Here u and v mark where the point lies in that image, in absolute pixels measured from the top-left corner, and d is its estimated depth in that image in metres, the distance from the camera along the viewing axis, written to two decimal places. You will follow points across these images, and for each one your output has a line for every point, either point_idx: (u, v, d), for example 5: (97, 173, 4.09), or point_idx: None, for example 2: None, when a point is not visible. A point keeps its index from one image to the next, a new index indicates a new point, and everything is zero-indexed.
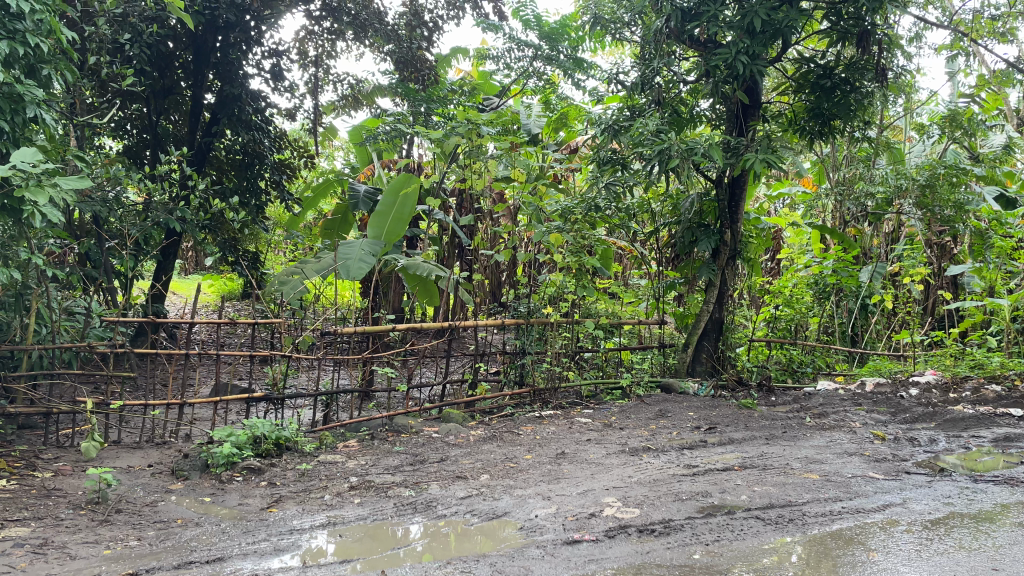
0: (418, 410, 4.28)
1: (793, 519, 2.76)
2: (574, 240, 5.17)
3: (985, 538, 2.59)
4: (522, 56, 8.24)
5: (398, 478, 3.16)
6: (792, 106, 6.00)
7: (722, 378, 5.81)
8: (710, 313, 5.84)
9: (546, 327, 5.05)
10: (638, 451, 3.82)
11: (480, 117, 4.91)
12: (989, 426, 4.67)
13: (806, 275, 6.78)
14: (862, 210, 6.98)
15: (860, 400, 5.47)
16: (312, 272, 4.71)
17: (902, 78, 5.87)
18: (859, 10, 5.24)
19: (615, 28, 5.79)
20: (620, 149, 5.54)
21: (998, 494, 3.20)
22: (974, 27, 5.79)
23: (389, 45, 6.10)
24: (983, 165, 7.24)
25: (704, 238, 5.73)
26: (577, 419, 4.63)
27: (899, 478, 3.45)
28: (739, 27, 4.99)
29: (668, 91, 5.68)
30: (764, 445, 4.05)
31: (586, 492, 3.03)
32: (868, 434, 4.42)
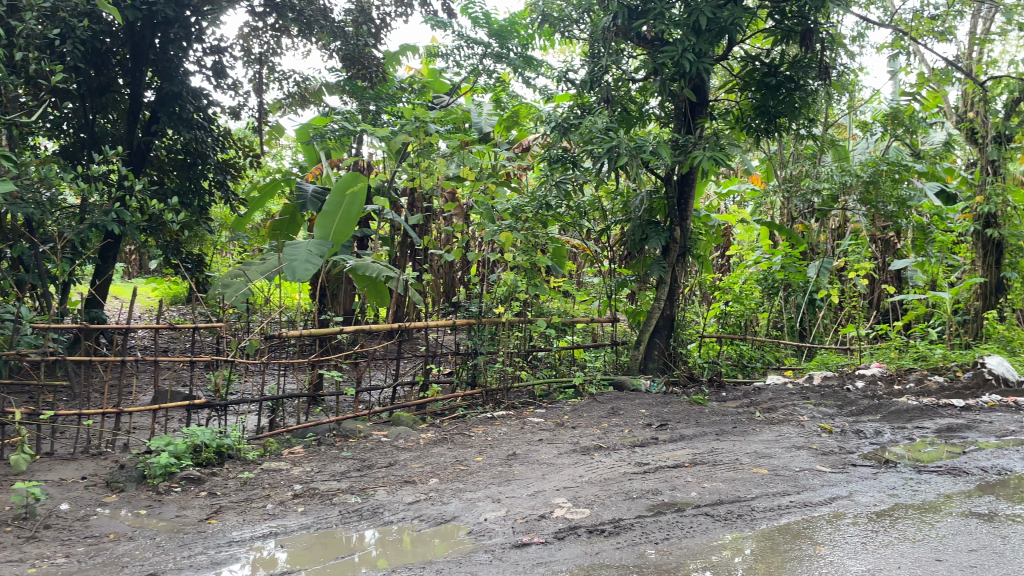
0: (367, 414, 4.20)
1: (742, 514, 2.76)
2: (525, 240, 5.06)
3: (929, 529, 2.62)
4: (472, 54, 8.16)
5: (343, 485, 3.08)
6: (738, 103, 6.06)
7: (673, 374, 5.85)
8: (662, 310, 5.86)
9: (497, 326, 4.99)
10: (589, 450, 3.80)
11: (428, 114, 4.81)
12: (932, 416, 4.78)
13: (755, 271, 6.87)
14: (808, 206, 7.09)
15: (808, 393, 5.54)
16: (256, 273, 4.57)
17: (845, 76, 5.96)
18: (803, 9, 5.32)
19: (564, 26, 5.78)
20: (571, 147, 5.50)
21: (941, 484, 3.25)
22: (914, 26, 5.91)
23: (336, 42, 5.99)
24: (925, 161, 7.34)
25: (655, 236, 5.73)
26: (529, 419, 4.60)
27: (846, 470, 3.49)
28: (685, 25, 5.01)
29: (617, 88, 5.66)
30: (715, 441, 4.06)
31: (536, 493, 2.99)
32: (816, 428, 4.47)
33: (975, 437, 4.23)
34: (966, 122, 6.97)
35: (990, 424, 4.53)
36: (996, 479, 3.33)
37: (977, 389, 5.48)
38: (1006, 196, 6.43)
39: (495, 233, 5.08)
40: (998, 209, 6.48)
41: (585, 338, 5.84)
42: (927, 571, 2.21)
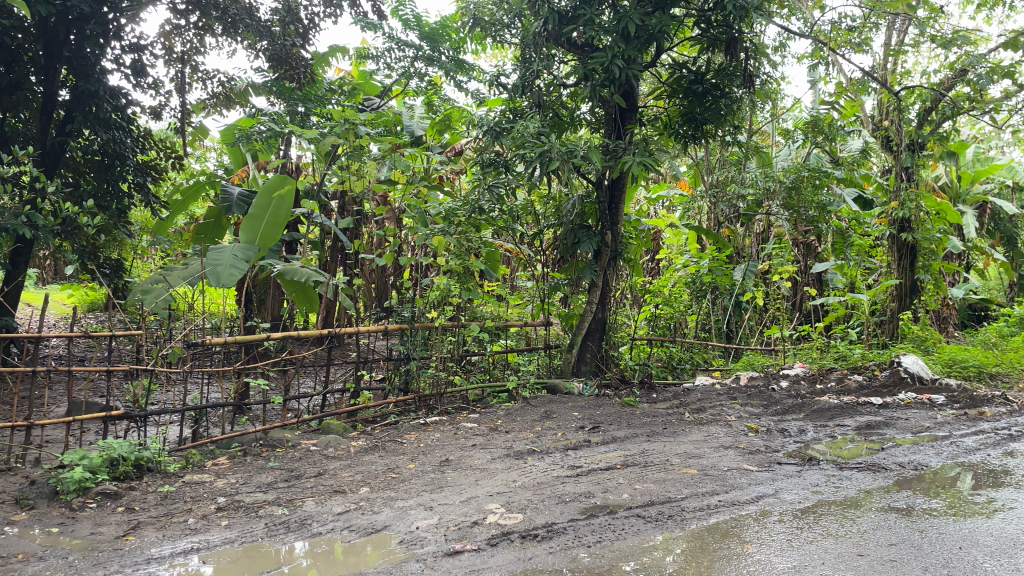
0: (296, 423, 4.10)
1: (673, 515, 2.79)
2: (457, 244, 5.01)
3: (851, 524, 2.70)
4: (403, 56, 8.10)
5: (269, 496, 2.99)
6: (666, 109, 6.16)
7: (605, 377, 5.91)
8: (593, 313, 5.91)
9: (430, 331, 4.94)
10: (522, 454, 3.79)
11: (358, 116, 4.71)
12: (852, 414, 4.96)
13: (683, 274, 6.99)
14: (734, 211, 7.26)
15: (735, 394, 5.66)
16: (177, 279, 4.40)
17: (768, 85, 6.12)
18: (727, 18, 5.44)
19: (495, 30, 5.78)
20: (503, 151, 5.53)
21: (862, 480, 3.36)
22: (832, 37, 6.12)
23: (263, 42, 5.81)
24: (842, 168, 7.61)
25: (586, 240, 5.76)
26: (462, 424, 4.56)
27: (772, 468, 3.57)
28: (614, 31, 5.07)
29: (549, 93, 5.66)
30: (645, 443, 4.10)
31: (469, 499, 2.96)
32: (743, 427, 4.57)
33: (893, 434, 4.40)
34: (881, 131, 7.27)
35: (906, 421, 4.72)
36: (911, 474, 3.46)
37: (893, 387, 5.72)
38: (919, 202, 6.73)
39: (427, 237, 5.02)
40: (911, 214, 6.78)
41: (519, 342, 5.86)
42: (850, 566, 2.28)
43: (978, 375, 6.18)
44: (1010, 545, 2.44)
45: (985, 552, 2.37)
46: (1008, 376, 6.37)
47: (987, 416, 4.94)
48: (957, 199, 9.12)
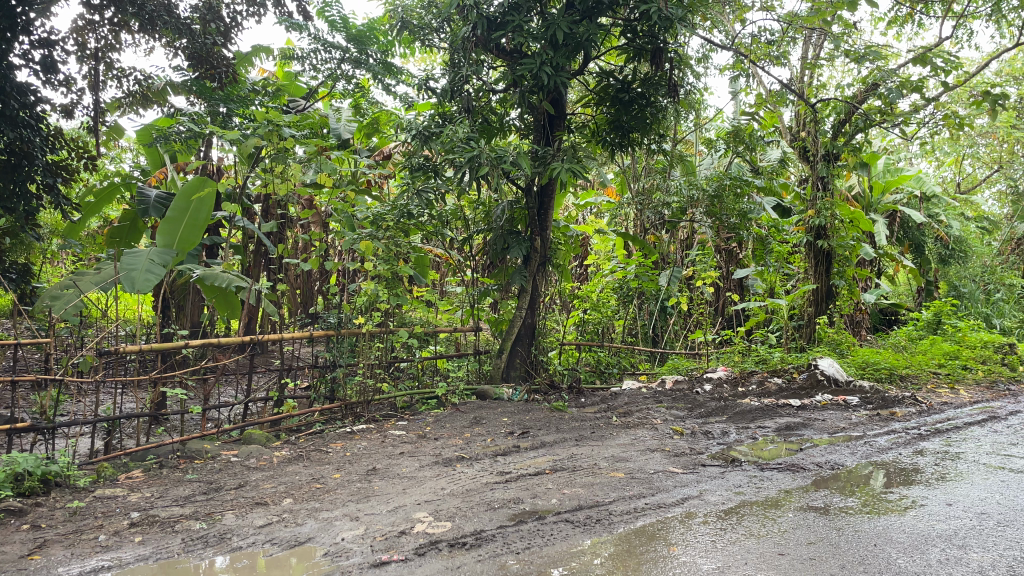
0: (216, 433, 3.96)
1: (600, 519, 2.81)
2: (386, 249, 4.89)
3: (772, 524, 2.77)
4: (329, 58, 7.97)
5: (187, 510, 2.88)
6: (594, 117, 6.25)
7: (535, 382, 5.93)
8: (523, 318, 5.92)
9: (356, 337, 4.83)
10: (451, 461, 3.76)
11: (282, 118, 4.56)
12: (772, 416, 5.10)
13: (610, 280, 7.04)
14: (659, 217, 7.37)
15: (661, 397, 5.76)
16: (88, 284, 4.20)
17: (691, 95, 6.27)
18: (653, 29, 5.52)
19: (423, 34, 5.73)
20: (432, 156, 5.47)
21: (781, 480, 3.46)
22: (752, 50, 6.29)
23: (181, 39, 5.52)
24: (762, 177, 7.87)
25: (516, 246, 5.79)
26: (389, 432, 4.50)
27: (697, 471, 3.64)
28: (543, 38, 5.10)
29: (478, 99, 5.67)
30: (574, 447, 4.13)
31: (396, 508, 2.91)
32: (669, 430, 4.65)
33: (810, 435, 4.54)
34: (799, 141, 7.56)
35: (823, 422, 4.88)
36: (828, 474, 3.58)
37: (810, 389, 5.94)
38: (834, 211, 7.01)
39: (355, 241, 4.91)
40: (827, 222, 7.06)
41: (448, 348, 5.83)
42: (771, 566, 2.33)
43: (889, 377, 6.45)
44: (920, 541, 2.55)
45: (898, 549, 2.46)
46: (916, 378, 6.67)
47: (898, 417, 5.15)
48: (869, 207, 9.53)
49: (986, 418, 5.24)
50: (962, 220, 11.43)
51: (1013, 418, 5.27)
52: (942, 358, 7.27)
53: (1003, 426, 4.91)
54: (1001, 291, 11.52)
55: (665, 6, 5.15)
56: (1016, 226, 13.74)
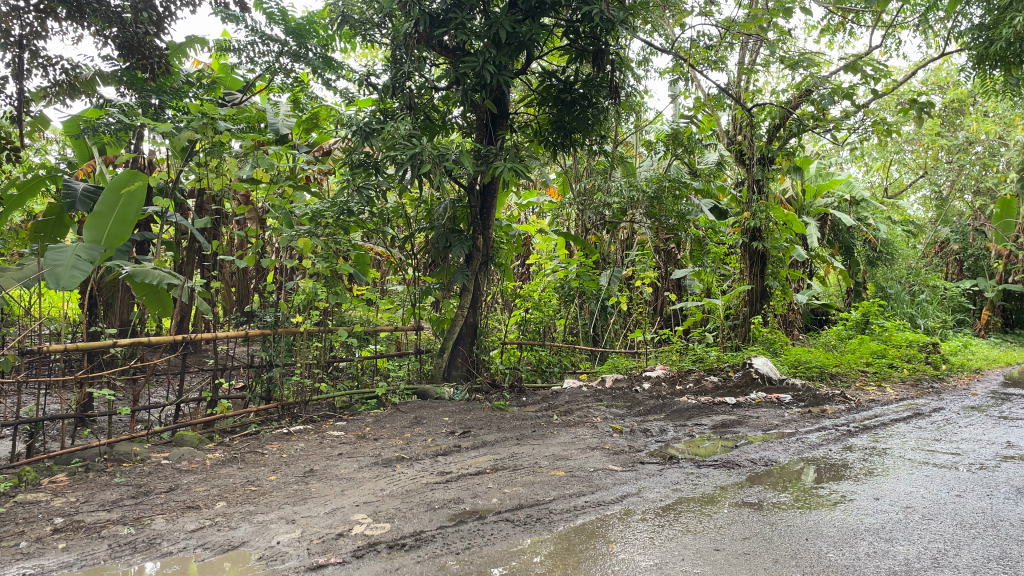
0: (146, 435, 3.82)
1: (540, 518, 2.82)
2: (325, 246, 4.76)
3: (708, 520, 2.81)
4: (266, 51, 7.67)
5: (114, 515, 2.78)
6: (536, 117, 6.28)
7: (476, 382, 5.92)
8: (464, 317, 5.90)
9: (294, 336, 4.73)
10: (391, 462, 3.72)
11: (216, 111, 4.42)
12: (708, 414, 5.20)
13: (551, 280, 7.06)
14: (600, 218, 7.42)
15: (601, 396, 5.81)
16: (10, 280, 4.01)
17: (632, 97, 6.35)
18: (595, 30, 5.54)
19: (365, 28, 5.64)
20: (372, 153, 5.45)
21: (717, 477, 3.52)
22: (691, 54, 6.39)
23: (110, 28, 5.06)
24: (700, 179, 8.02)
25: (458, 244, 5.77)
26: (328, 433, 4.42)
27: (636, 468, 3.68)
28: (485, 37, 5.07)
29: (420, 96, 5.63)
30: (515, 446, 4.13)
31: (334, 510, 2.87)
32: (608, 428, 4.70)
33: (746, 432, 4.64)
34: (735, 144, 7.72)
35: (757, 419, 5.00)
36: (762, 470, 3.66)
37: (745, 387, 6.08)
38: (769, 214, 7.23)
39: (292, 238, 4.78)
40: (762, 224, 7.27)
41: (389, 347, 5.73)
42: (707, 561, 2.37)
43: (820, 375, 6.65)
44: (850, 535, 2.63)
45: (829, 543, 2.53)
46: (846, 376, 6.89)
47: (828, 414, 5.30)
48: (802, 210, 9.79)
49: (911, 415, 5.44)
50: (889, 223, 11.85)
51: (935, 415, 5.48)
52: (870, 357, 7.51)
53: (926, 423, 5.10)
54: (925, 292, 11.98)
55: (608, 7, 5.19)
56: (939, 229, 14.31)
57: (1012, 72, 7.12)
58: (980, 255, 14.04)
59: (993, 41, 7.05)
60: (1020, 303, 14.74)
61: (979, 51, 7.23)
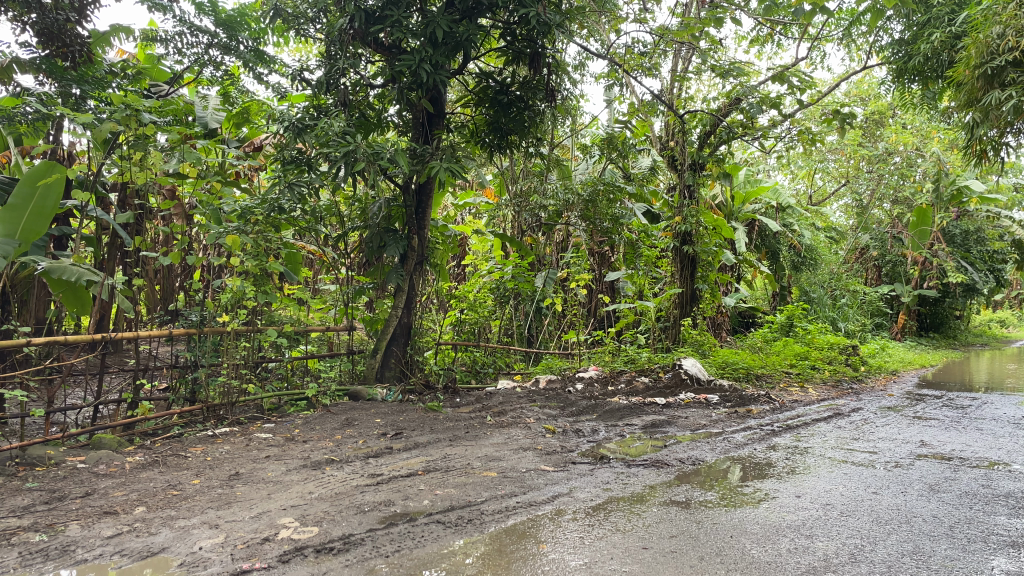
0: (61, 438, 3.66)
1: (472, 519, 2.81)
2: (253, 243, 4.66)
3: (637, 519, 2.86)
4: (196, 42, 7.45)
5: (25, 522, 2.65)
6: (473, 118, 6.27)
7: (409, 383, 5.85)
8: (398, 318, 5.83)
9: (221, 336, 4.60)
10: (320, 464, 3.65)
11: (141, 103, 4.26)
12: (639, 414, 5.27)
13: (488, 280, 7.06)
14: (536, 220, 7.41)
15: (535, 396, 5.84)
16: None
17: (568, 100, 6.41)
18: (531, 32, 5.56)
19: (299, 23, 5.51)
20: (305, 150, 5.28)
21: (647, 476, 3.58)
22: (626, 60, 6.48)
23: (29, 13, 4.83)
24: (634, 183, 8.10)
25: (393, 243, 5.70)
26: (255, 435, 4.32)
27: (567, 468, 3.71)
28: (421, 36, 5.04)
29: (354, 93, 5.58)
30: (447, 447, 4.11)
31: (260, 514, 2.80)
32: (541, 429, 4.72)
33: (675, 432, 4.73)
34: (668, 150, 7.87)
35: (686, 420, 5.10)
36: (690, 469, 3.74)
37: (675, 388, 6.20)
38: (699, 218, 7.41)
39: (220, 235, 4.62)
40: (692, 229, 7.44)
41: (320, 347, 5.63)
42: (635, 560, 2.40)
43: (747, 376, 6.85)
44: (772, 531, 2.70)
45: (752, 540, 2.59)
46: (771, 377, 7.09)
47: (754, 414, 5.45)
48: (731, 216, 10.05)
49: (831, 415, 5.63)
50: (812, 229, 12.26)
51: (854, 415, 5.69)
52: (793, 359, 7.73)
53: (845, 423, 5.29)
54: (845, 297, 12.43)
55: (544, 11, 5.25)
56: (860, 237, 14.86)
57: (929, 86, 7.52)
58: (897, 261, 14.65)
59: (912, 56, 7.43)
60: (933, 308, 15.46)
61: (898, 65, 7.59)
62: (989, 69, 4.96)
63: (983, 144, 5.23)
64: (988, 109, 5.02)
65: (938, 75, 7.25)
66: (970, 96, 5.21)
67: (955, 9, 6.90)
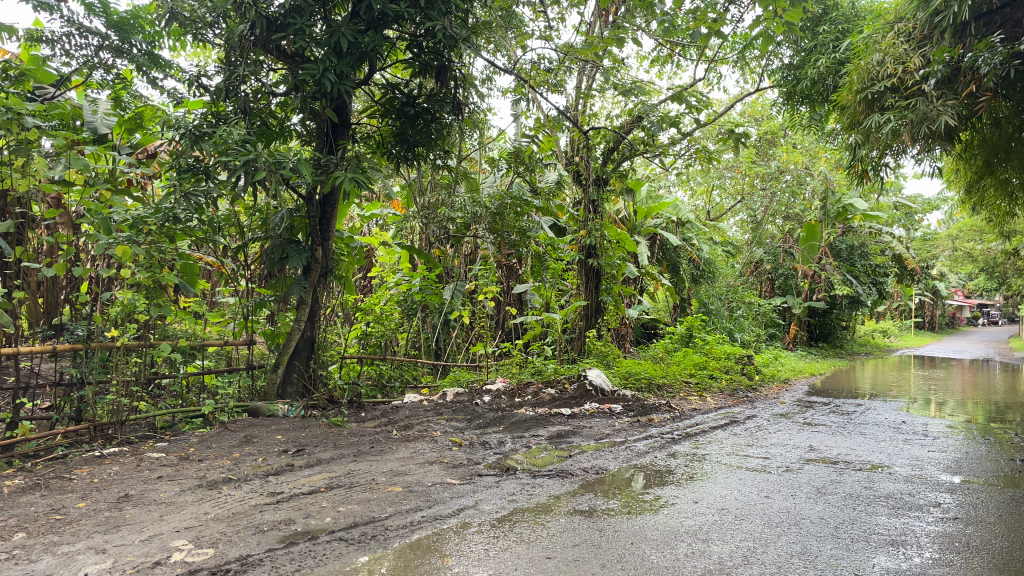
0: None
1: (376, 535, 2.77)
2: (146, 254, 4.46)
3: (541, 529, 2.89)
4: (84, 44, 7.12)
5: None
6: (377, 129, 6.17)
7: (312, 398, 5.70)
8: (302, 331, 5.69)
9: (110, 352, 4.35)
10: (217, 483, 3.52)
11: (24, 106, 4.02)
12: (545, 425, 5.33)
13: (395, 293, 7.04)
14: (444, 232, 7.39)
15: (442, 409, 5.83)
16: None
17: (476, 113, 6.45)
18: (438, 45, 5.54)
19: (196, 27, 5.33)
20: (203, 158, 5.05)
21: (552, 486, 3.62)
22: (531, 76, 6.59)
23: None
24: (540, 198, 7.95)
25: (295, 255, 5.56)
26: (147, 455, 4.12)
27: (473, 480, 3.71)
28: (326, 44, 4.98)
29: (256, 101, 5.44)
30: (351, 463, 4.04)
31: (151, 537, 2.68)
32: (448, 442, 4.71)
33: (579, 442, 4.80)
34: (573, 165, 8.02)
35: (590, 430, 5.19)
36: (594, 478, 3.80)
37: (580, 398, 6.33)
38: (603, 231, 7.58)
39: (109, 245, 4.39)
40: (597, 242, 7.62)
41: (218, 362, 5.44)
42: (539, 569, 2.43)
43: (648, 386, 7.05)
44: (671, 537, 2.78)
45: (652, 546, 2.66)
46: (672, 387, 7.32)
47: (655, 423, 5.61)
48: (634, 230, 10.36)
49: (727, 422, 5.85)
50: (710, 243, 12.73)
51: (748, 422, 5.93)
52: (693, 368, 7.98)
53: (740, 430, 5.50)
54: (742, 309, 12.95)
55: (450, 24, 5.28)
56: (755, 251, 15.51)
57: (816, 109, 7.96)
58: (789, 275, 15.49)
59: (800, 80, 7.85)
60: (822, 319, 16.32)
61: (788, 88, 8.00)
62: (870, 94, 5.29)
63: (864, 165, 5.55)
64: (868, 131, 5.31)
65: (824, 99, 7.69)
66: (853, 118, 5.53)
67: (839, 37, 7.36)
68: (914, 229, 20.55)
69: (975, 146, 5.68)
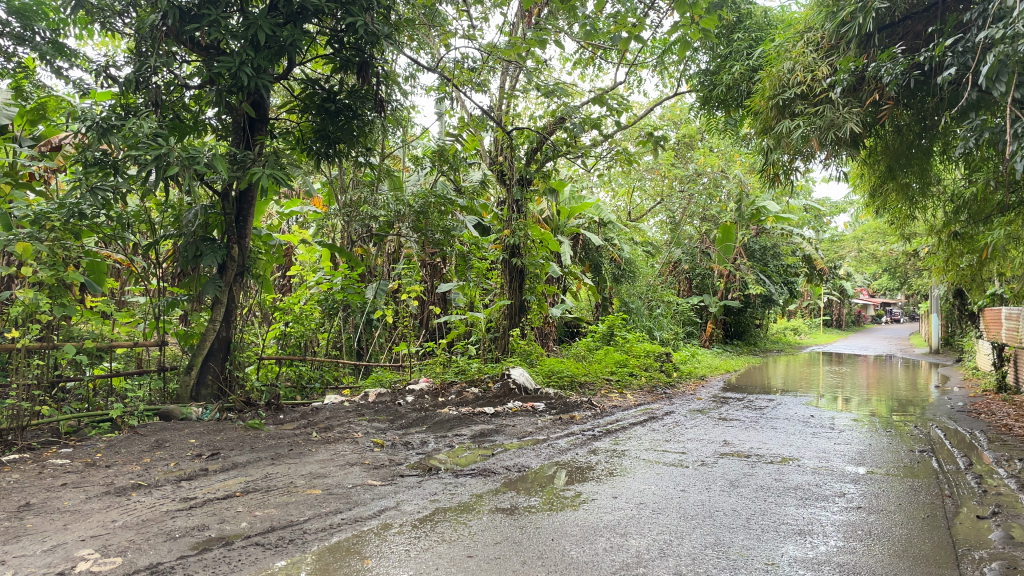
0: None
1: (293, 539, 2.72)
2: (49, 251, 4.26)
3: (462, 528, 2.89)
4: None
5: None
6: (297, 124, 6.05)
7: (228, 401, 5.53)
8: (216, 331, 5.50)
9: (8, 354, 4.13)
10: (126, 490, 3.39)
11: None
12: (467, 425, 5.32)
13: (314, 292, 6.94)
14: (366, 230, 7.30)
15: (364, 410, 5.75)
16: None
17: (398, 111, 6.39)
18: (358, 41, 5.46)
19: (104, 16, 5.09)
20: (110, 150, 4.78)
21: (473, 485, 3.62)
22: (455, 75, 6.57)
23: None
24: (465, 197, 8.05)
25: (210, 253, 5.43)
26: (50, 461, 3.93)
27: (395, 481, 3.68)
28: (242, 37, 4.84)
29: (167, 93, 5.25)
30: (269, 466, 3.95)
31: (54, 547, 2.56)
32: (369, 443, 4.65)
33: (502, 440, 4.82)
34: (497, 165, 7.99)
35: (513, 428, 5.22)
36: (516, 476, 3.82)
37: (503, 396, 6.35)
38: (527, 231, 7.62)
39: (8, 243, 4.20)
40: (520, 241, 7.65)
41: (128, 364, 5.26)
42: (460, 568, 2.43)
43: (570, 383, 7.14)
44: (590, 532, 2.82)
45: (572, 541, 2.70)
46: (593, 384, 7.44)
47: (576, 420, 5.68)
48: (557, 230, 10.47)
49: (646, 419, 5.96)
50: (631, 243, 12.96)
51: (666, 418, 6.06)
52: (613, 366, 8.13)
53: (659, 426, 5.62)
54: (661, 307, 13.26)
55: (371, 21, 5.23)
56: (673, 251, 15.89)
57: (731, 113, 8.21)
58: (706, 274, 16.02)
59: (716, 85, 8.08)
60: (737, 317, 16.84)
61: (704, 93, 8.22)
62: (781, 100, 5.49)
63: (776, 168, 5.69)
64: (780, 136, 5.51)
65: (738, 104, 7.94)
66: (765, 124, 5.71)
67: (752, 45, 7.63)
68: (823, 230, 21.45)
69: (878, 152, 5.95)
